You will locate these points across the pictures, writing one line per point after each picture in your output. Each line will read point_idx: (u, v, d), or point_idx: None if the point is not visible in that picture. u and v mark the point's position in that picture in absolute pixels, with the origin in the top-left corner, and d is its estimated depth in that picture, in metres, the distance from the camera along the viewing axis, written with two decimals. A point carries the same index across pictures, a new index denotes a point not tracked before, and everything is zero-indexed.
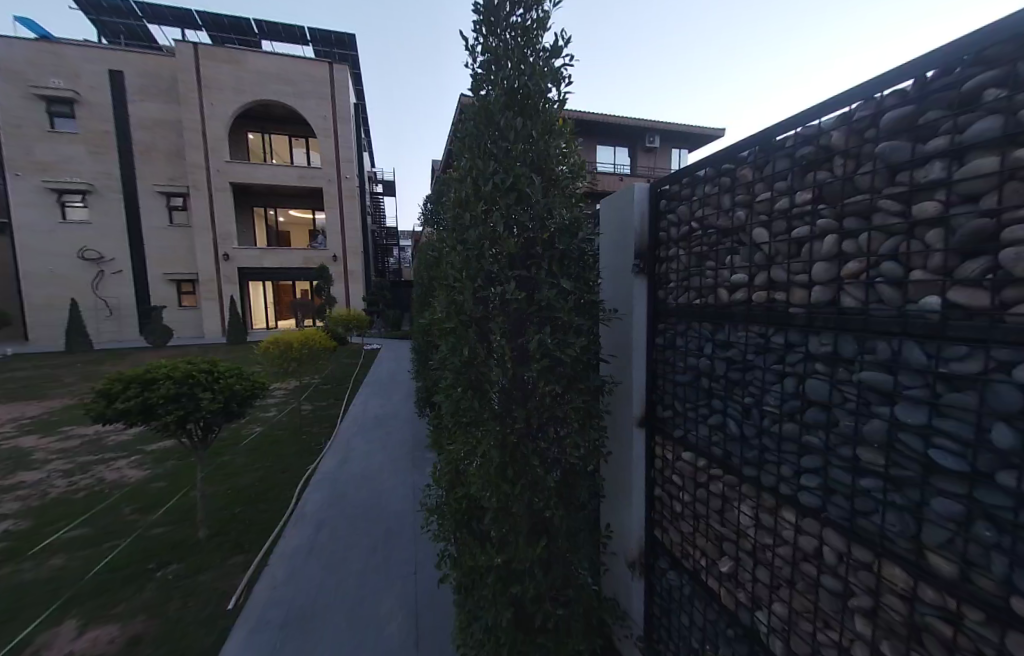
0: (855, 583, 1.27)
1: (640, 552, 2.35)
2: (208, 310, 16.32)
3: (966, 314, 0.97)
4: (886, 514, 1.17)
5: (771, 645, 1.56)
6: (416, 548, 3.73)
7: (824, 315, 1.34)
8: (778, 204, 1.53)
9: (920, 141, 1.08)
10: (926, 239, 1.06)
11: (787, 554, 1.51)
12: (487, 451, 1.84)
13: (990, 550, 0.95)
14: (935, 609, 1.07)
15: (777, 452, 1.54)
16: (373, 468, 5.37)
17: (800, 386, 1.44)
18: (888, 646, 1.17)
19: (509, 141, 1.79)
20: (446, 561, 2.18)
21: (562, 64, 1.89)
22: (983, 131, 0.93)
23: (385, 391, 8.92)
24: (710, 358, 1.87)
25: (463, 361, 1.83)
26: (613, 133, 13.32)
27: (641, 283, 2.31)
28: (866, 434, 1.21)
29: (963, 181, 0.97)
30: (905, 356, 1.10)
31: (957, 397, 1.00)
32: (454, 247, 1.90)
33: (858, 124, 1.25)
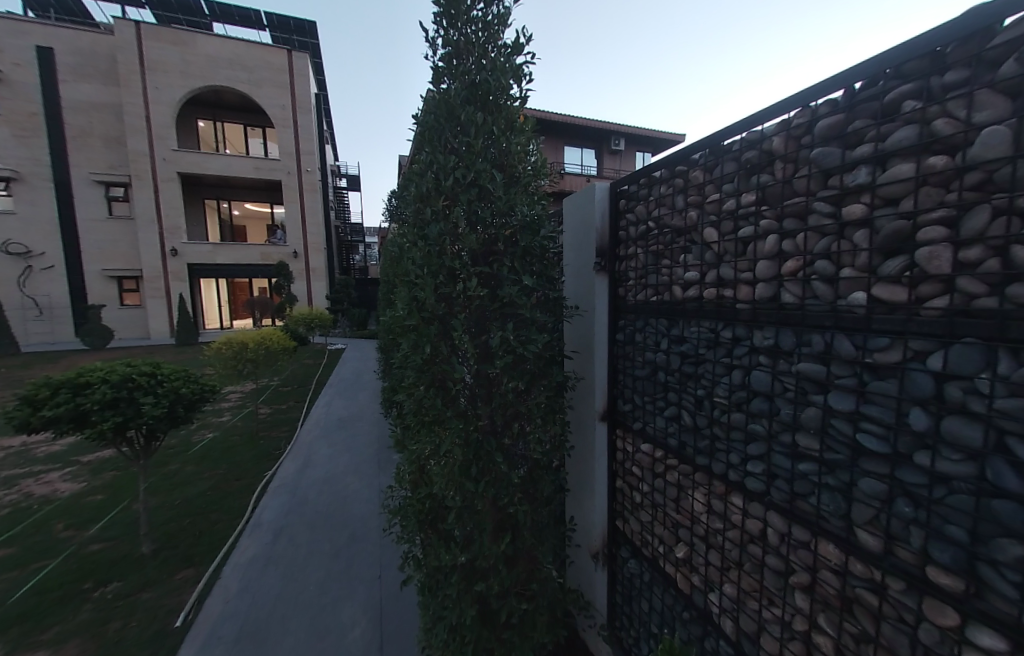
0: (794, 561, 1.36)
1: (603, 543, 2.41)
2: (155, 310, 15.18)
3: (887, 309, 1.07)
4: (822, 495, 1.26)
5: (722, 625, 1.65)
6: (380, 553, 3.63)
7: (767, 310, 1.42)
8: (725, 205, 1.60)
9: (849, 148, 1.17)
10: (854, 239, 1.14)
11: (736, 537, 1.59)
12: (450, 450, 1.82)
13: (910, 523, 1.04)
14: (864, 581, 1.16)
15: (726, 440, 1.62)
16: (336, 472, 5.18)
17: (746, 378, 1.52)
18: (824, 618, 1.26)
19: (470, 137, 1.78)
20: (410, 563, 2.14)
21: (524, 62, 1.89)
22: (902, 140, 1.02)
23: (350, 391, 8.64)
24: (666, 353, 1.94)
25: (424, 359, 1.80)
26: (580, 134, 13.51)
27: (603, 280, 2.35)
28: (803, 420, 1.30)
29: (885, 186, 1.06)
30: (836, 348, 1.20)
31: (881, 383, 1.09)
32: (414, 243, 1.87)
33: (795, 130, 1.33)
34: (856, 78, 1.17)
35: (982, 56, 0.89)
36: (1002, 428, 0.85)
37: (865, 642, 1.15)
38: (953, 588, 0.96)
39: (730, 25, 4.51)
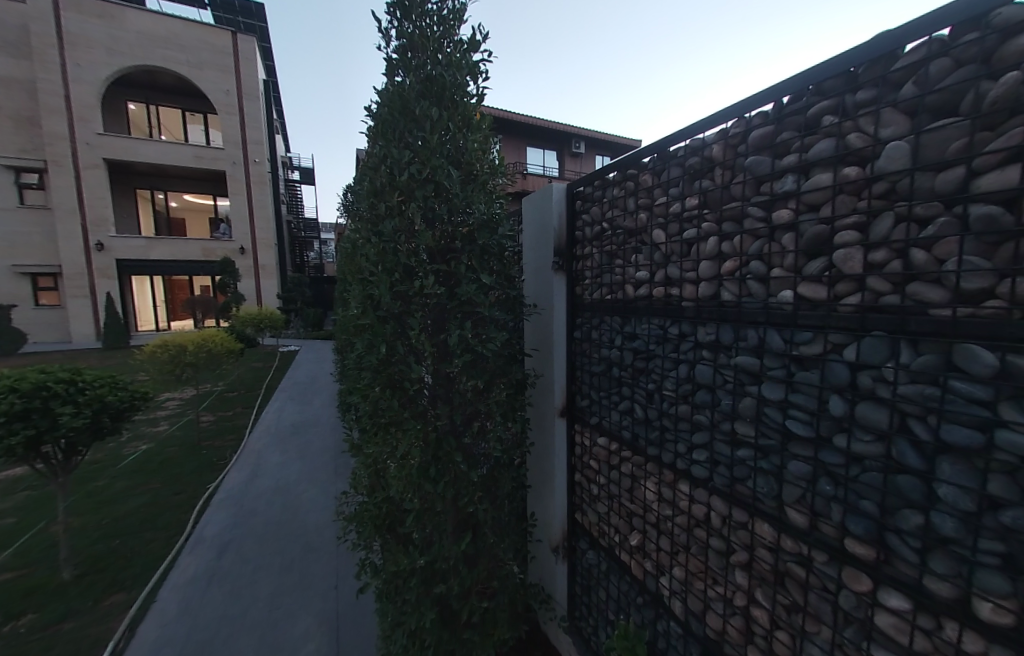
0: (734, 541, 1.45)
1: (563, 537, 2.45)
2: (77, 310, 13.65)
3: (810, 306, 1.17)
4: (757, 478, 1.36)
5: (672, 606, 1.73)
6: (337, 562, 3.48)
7: (710, 308, 1.51)
8: (672, 208, 1.68)
9: (777, 157, 1.28)
10: (782, 241, 1.25)
11: (684, 522, 1.67)
12: (407, 452, 1.77)
13: (831, 500, 1.15)
14: (793, 555, 1.26)
15: (674, 431, 1.70)
16: (288, 481, 4.91)
17: (691, 372, 1.60)
18: (761, 592, 1.37)
19: (425, 132, 1.74)
20: (367, 570, 2.07)
21: (480, 61, 1.88)
22: (822, 151, 1.13)
23: (304, 396, 8.22)
24: (620, 349, 2.00)
25: (379, 360, 1.75)
26: (541, 136, 13.69)
27: (560, 279, 2.39)
28: (741, 409, 1.39)
29: (808, 193, 1.17)
30: (768, 342, 1.30)
31: (806, 374, 1.20)
32: (368, 240, 1.81)
33: (732, 139, 1.43)
34: (783, 94, 1.28)
35: (886, 78, 1.02)
36: (903, 411, 0.98)
37: (796, 612, 1.26)
38: (866, 556, 1.07)
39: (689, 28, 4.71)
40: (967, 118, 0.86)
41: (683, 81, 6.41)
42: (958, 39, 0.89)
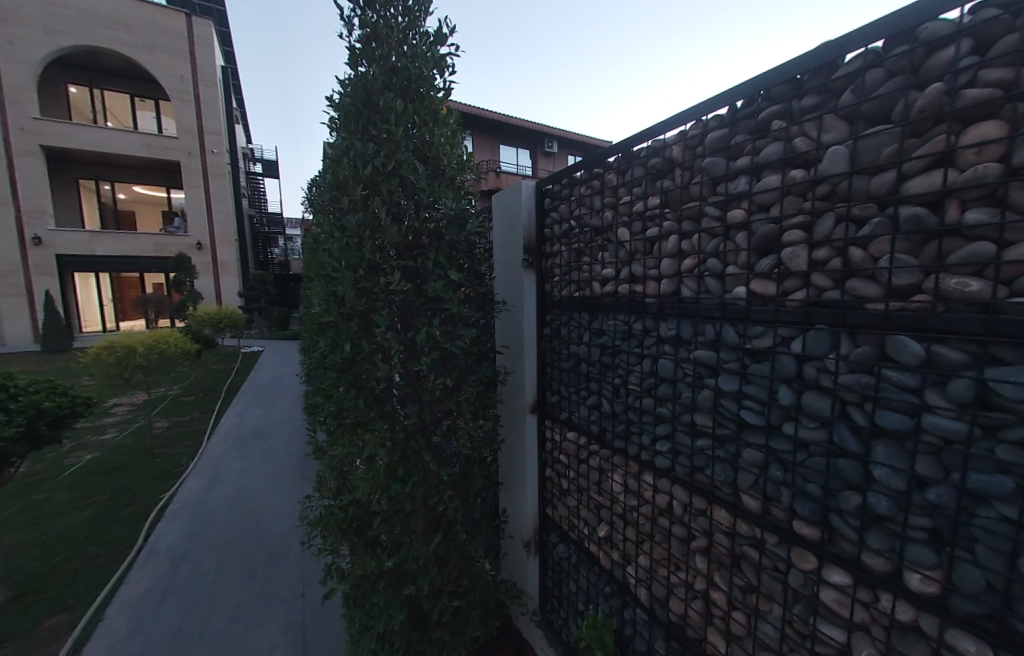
0: (695, 527, 1.51)
1: (534, 532, 2.47)
2: (10, 310, 12.49)
3: (761, 301, 1.24)
4: (715, 467, 1.41)
5: (638, 594, 1.78)
6: (303, 569, 3.37)
7: (671, 304, 1.56)
8: (635, 206, 1.72)
9: (732, 159, 1.34)
10: (736, 240, 1.31)
11: (648, 512, 1.72)
12: (374, 453, 1.73)
13: (780, 485, 1.22)
14: (748, 539, 1.33)
15: (639, 423, 1.75)
16: (251, 488, 4.69)
17: (654, 366, 1.65)
18: (719, 575, 1.43)
19: (390, 125, 1.70)
20: (333, 575, 2.01)
21: (447, 54, 1.86)
22: (772, 154, 1.19)
23: (268, 399, 7.87)
24: (588, 345, 2.03)
25: (343, 358, 1.70)
26: (515, 134, 13.71)
27: (530, 276, 2.39)
28: (700, 401, 1.45)
29: (759, 194, 1.23)
30: (724, 336, 1.36)
31: (758, 366, 1.26)
32: (331, 235, 1.75)
33: (690, 141, 1.48)
34: (736, 98, 1.33)
35: (828, 85, 1.08)
36: (844, 399, 1.05)
37: (750, 592, 1.33)
38: (811, 537, 1.14)
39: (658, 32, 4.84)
40: (898, 126, 0.93)
41: (653, 81, 6.51)
42: (890, 51, 0.97)
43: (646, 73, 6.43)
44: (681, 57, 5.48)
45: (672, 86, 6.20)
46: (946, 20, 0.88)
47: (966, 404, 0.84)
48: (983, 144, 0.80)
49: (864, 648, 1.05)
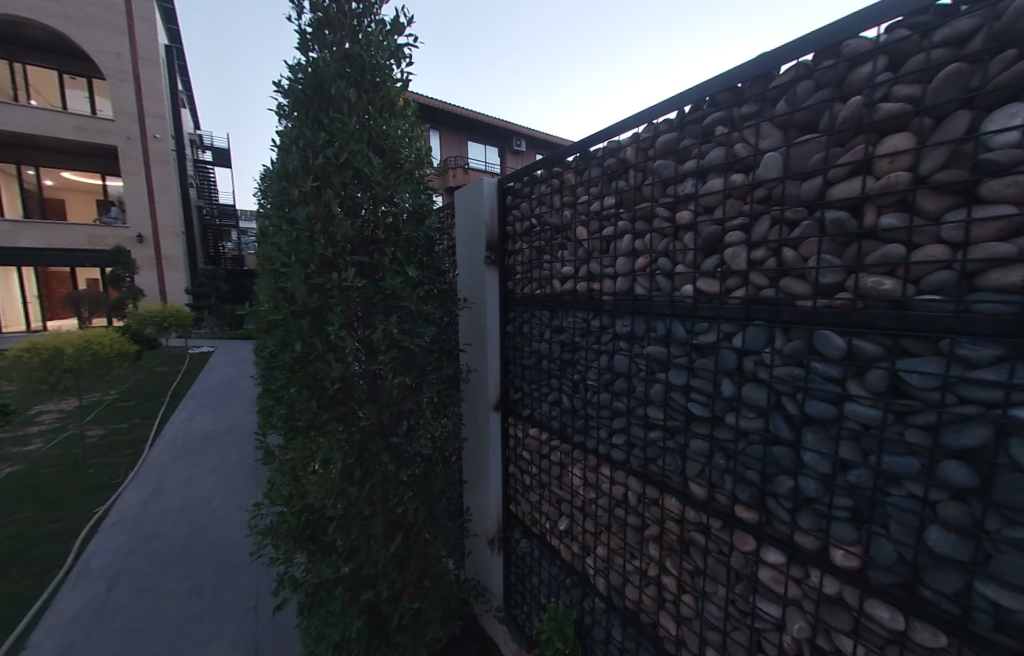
0: (648, 516, 1.57)
1: (498, 529, 2.47)
2: None
3: (707, 299, 1.30)
4: (666, 458, 1.47)
5: (596, 584, 1.83)
6: (255, 581, 3.21)
7: (626, 301, 1.60)
8: (592, 206, 1.75)
9: (680, 162, 1.39)
10: (684, 240, 1.37)
11: (606, 503, 1.77)
12: (329, 455, 1.67)
13: (723, 472, 1.29)
14: (695, 525, 1.39)
15: (596, 418, 1.79)
16: (199, 497, 4.41)
17: (611, 362, 1.69)
18: (670, 561, 1.49)
19: (343, 115, 1.63)
20: (286, 585, 1.93)
21: (404, 45, 1.81)
22: (716, 158, 1.26)
23: (219, 402, 7.40)
24: (549, 342, 2.05)
25: (293, 358, 1.62)
26: (483, 131, 13.61)
27: (493, 273, 2.38)
28: (652, 395, 1.50)
29: (704, 196, 1.29)
30: (674, 333, 1.42)
31: (704, 360, 1.33)
32: (279, 228, 1.67)
33: (643, 143, 1.53)
34: (683, 103, 1.38)
35: (765, 94, 1.15)
36: (778, 390, 1.13)
37: (698, 575, 1.40)
38: (751, 520, 1.22)
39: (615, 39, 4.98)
40: (825, 135, 1.01)
41: (610, 83, 6.62)
42: (818, 65, 1.04)
43: (603, 75, 6.53)
44: (633, 60, 5.59)
45: (628, 89, 6.35)
46: (865, 38, 0.96)
47: (881, 392, 0.94)
48: (896, 155, 0.89)
49: (796, 620, 1.13)
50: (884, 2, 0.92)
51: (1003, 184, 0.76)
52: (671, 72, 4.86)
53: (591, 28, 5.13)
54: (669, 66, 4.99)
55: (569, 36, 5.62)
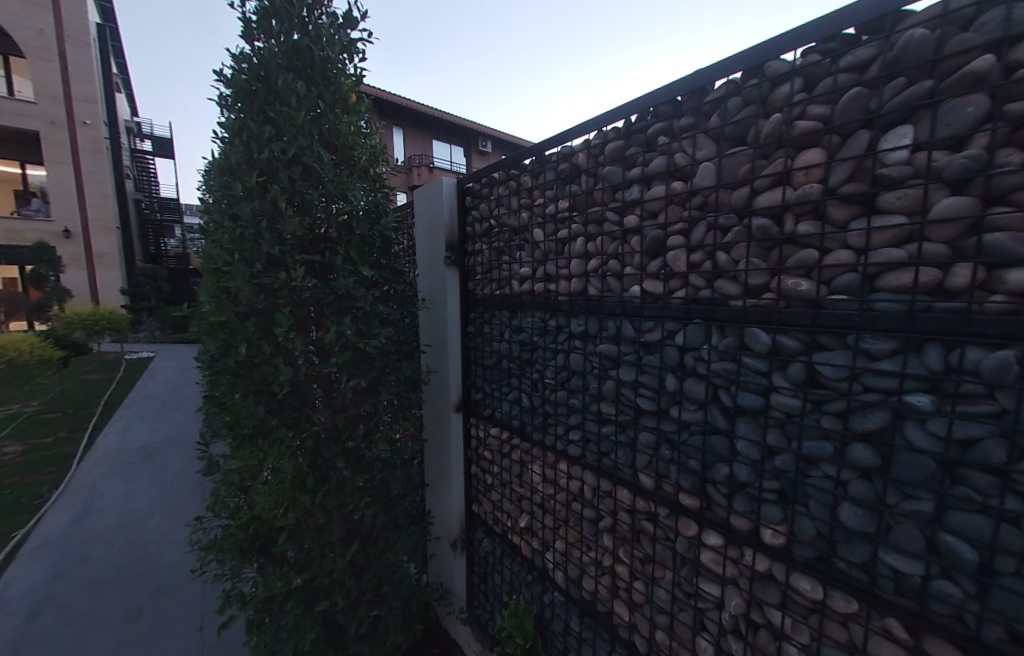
0: (602, 508, 1.63)
1: (460, 530, 2.46)
2: None
3: (653, 299, 1.38)
4: (618, 451, 1.54)
5: (556, 577, 1.87)
6: (200, 600, 3.01)
7: (580, 302, 1.66)
8: (548, 208, 1.79)
9: (627, 169, 1.46)
10: (632, 243, 1.44)
11: (564, 498, 1.81)
12: (279, 463, 1.61)
13: (669, 462, 1.37)
14: (645, 514, 1.47)
15: (554, 415, 1.83)
16: (137, 514, 4.07)
17: (567, 361, 1.74)
18: (623, 549, 1.56)
19: (291, 108, 1.58)
20: (233, 601, 1.82)
21: (357, 40, 1.78)
22: (659, 166, 1.33)
23: (160, 412, 6.84)
24: (508, 341, 2.08)
25: (237, 362, 1.55)
26: (448, 130, 13.50)
27: (453, 274, 2.37)
28: (605, 391, 1.56)
29: (649, 202, 1.37)
30: (624, 332, 1.49)
31: (651, 357, 1.40)
32: (221, 225, 1.58)
33: (593, 148, 1.59)
34: (629, 113, 1.45)
35: (701, 107, 1.23)
36: (715, 384, 1.22)
37: (648, 561, 1.47)
38: (693, 505, 1.30)
39: (567, 51, 5.16)
40: (751, 148, 1.10)
41: (559, 94, 6.79)
42: (745, 83, 1.14)
43: (553, 87, 6.69)
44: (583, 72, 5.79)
45: (574, 101, 6.54)
46: (784, 61, 1.06)
47: (800, 383, 1.04)
48: (810, 168, 0.99)
49: (733, 597, 1.22)
50: (798, 29, 1.02)
51: (896, 197, 0.86)
52: (607, 88, 5.04)
53: (532, 41, 5.23)
54: (605, 82, 5.17)
55: (513, 47, 5.68)
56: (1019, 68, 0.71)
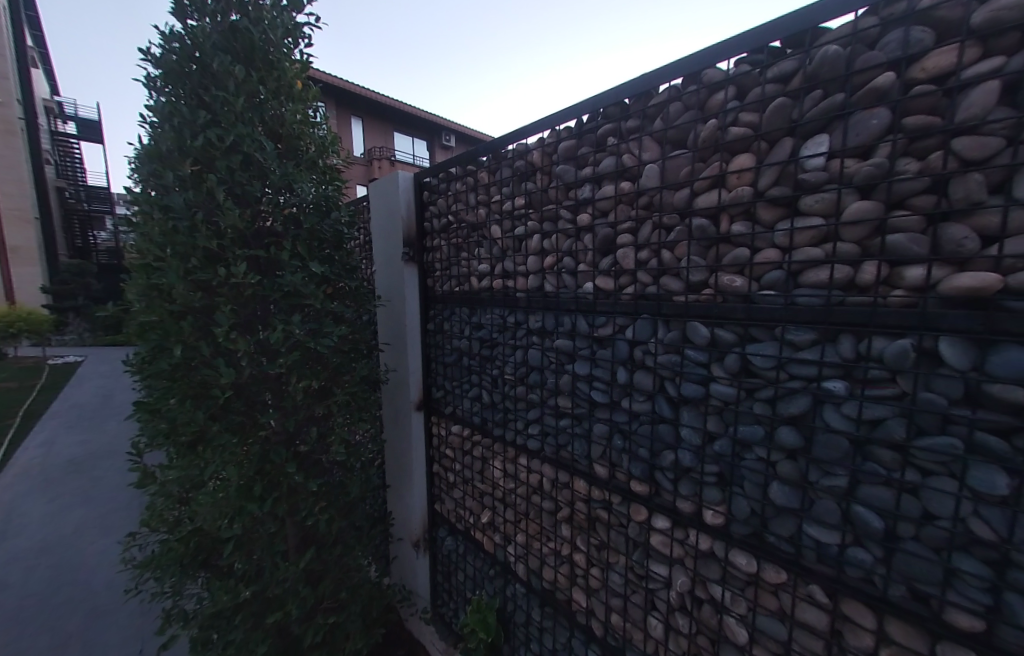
0: (560, 500, 1.67)
1: (423, 530, 2.44)
2: None
3: (605, 296, 1.42)
4: (575, 443, 1.58)
5: (517, 569, 1.90)
6: (137, 622, 2.78)
7: (537, 298, 1.68)
8: (505, 205, 1.80)
9: (579, 168, 1.49)
10: (585, 241, 1.48)
11: (524, 492, 1.84)
12: (223, 471, 1.52)
13: (621, 451, 1.42)
14: (600, 502, 1.52)
15: (514, 410, 1.85)
16: (63, 534, 3.71)
17: (525, 357, 1.76)
18: (580, 538, 1.60)
19: (229, 93, 1.48)
20: (174, 619, 1.71)
21: (303, 24, 1.70)
22: (609, 166, 1.37)
23: (89, 422, 6.23)
24: (468, 338, 2.07)
25: (172, 365, 1.46)
26: (410, 124, 13.21)
27: (412, 270, 2.33)
28: (562, 385, 1.60)
29: (600, 201, 1.41)
30: (578, 327, 1.53)
31: (604, 351, 1.45)
32: (150, 216, 1.46)
33: (547, 147, 1.61)
34: (580, 113, 1.48)
35: (646, 111, 1.28)
36: (662, 376, 1.28)
37: (603, 548, 1.52)
38: (643, 492, 1.37)
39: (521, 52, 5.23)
40: (691, 151, 1.16)
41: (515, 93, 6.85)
42: (685, 88, 1.19)
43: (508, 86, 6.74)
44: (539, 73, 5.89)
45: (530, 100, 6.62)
46: (720, 69, 1.12)
47: (735, 373, 1.11)
48: (742, 172, 1.06)
49: (680, 576, 1.29)
50: (731, 40, 1.08)
51: (814, 200, 0.94)
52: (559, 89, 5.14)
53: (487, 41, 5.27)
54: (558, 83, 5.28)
55: (465, 47, 5.62)
56: (915, 86, 0.80)
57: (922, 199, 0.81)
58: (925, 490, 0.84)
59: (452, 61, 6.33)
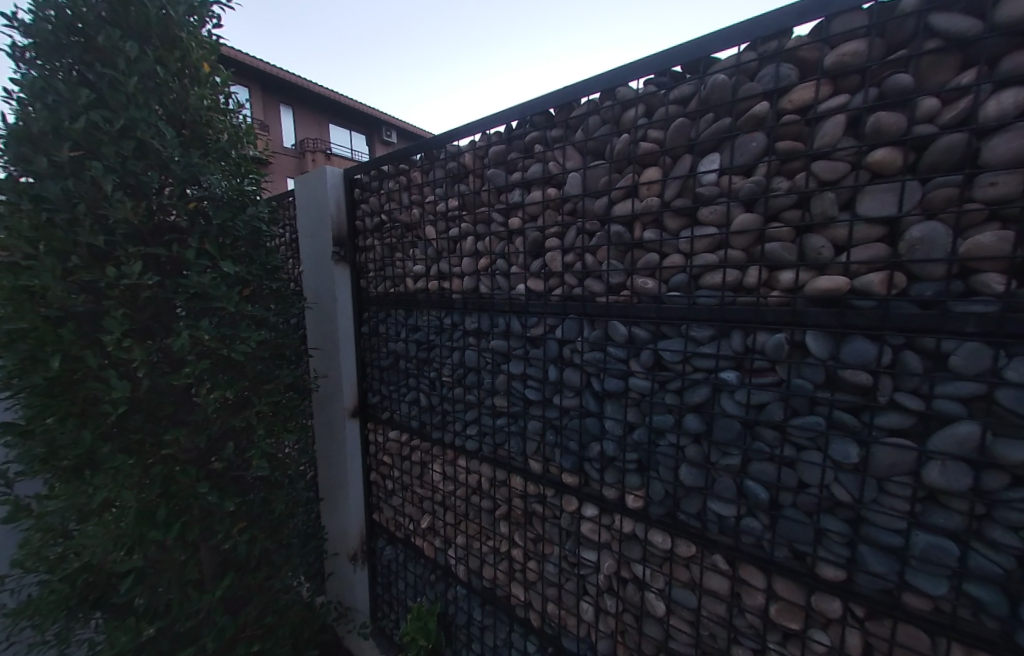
0: (498, 498, 1.70)
1: (361, 542, 2.35)
2: None
3: (535, 297, 1.48)
4: (511, 440, 1.62)
5: (458, 571, 1.90)
6: None
7: (471, 300, 1.70)
8: (438, 206, 1.79)
9: (510, 173, 1.54)
10: (517, 243, 1.52)
11: (463, 493, 1.85)
12: (118, 497, 1.35)
13: (553, 446, 1.48)
14: (536, 497, 1.57)
15: (451, 413, 1.85)
16: None
17: (462, 358, 1.77)
18: (518, 533, 1.64)
19: (117, 72, 1.33)
20: None
21: (211, 3, 1.58)
22: (536, 172, 1.43)
23: None
24: (405, 341, 2.03)
25: (49, 379, 1.27)
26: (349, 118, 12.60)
27: (343, 272, 2.23)
28: (498, 385, 1.63)
29: (528, 205, 1.46)
30: (512, 328, 1.57)
31: (536, 350, 1.50)
32: (14, 206, 1.26)
33: (479, 150, 1.64)
34: (509, 119, 1.52)
35: (569, 121, 1.35)
36: (587, 372, 1.35)
37: (539, 541, 1.57)
38: (574, 483, 1.44)
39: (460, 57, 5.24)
40: (608, 162, 1.25)
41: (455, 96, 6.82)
42: (602, 103, 1.28)
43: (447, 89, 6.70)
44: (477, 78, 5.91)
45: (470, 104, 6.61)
46: (631, 88, 1.22)
47: (650, 367, 1.21)
48: (651, 183, 1.16)
49: (607, 560, 1.38)
50: (639, 62, 1.18)
51: (710, 212, 1.05)
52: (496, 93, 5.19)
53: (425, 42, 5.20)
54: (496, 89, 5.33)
55: (399, 47, 5.48)
56: (785, 115, 0.93)
57: (791, 212, 0.94)
58: (800, 463, 0.97)
59: (386, 58, 6.11)
